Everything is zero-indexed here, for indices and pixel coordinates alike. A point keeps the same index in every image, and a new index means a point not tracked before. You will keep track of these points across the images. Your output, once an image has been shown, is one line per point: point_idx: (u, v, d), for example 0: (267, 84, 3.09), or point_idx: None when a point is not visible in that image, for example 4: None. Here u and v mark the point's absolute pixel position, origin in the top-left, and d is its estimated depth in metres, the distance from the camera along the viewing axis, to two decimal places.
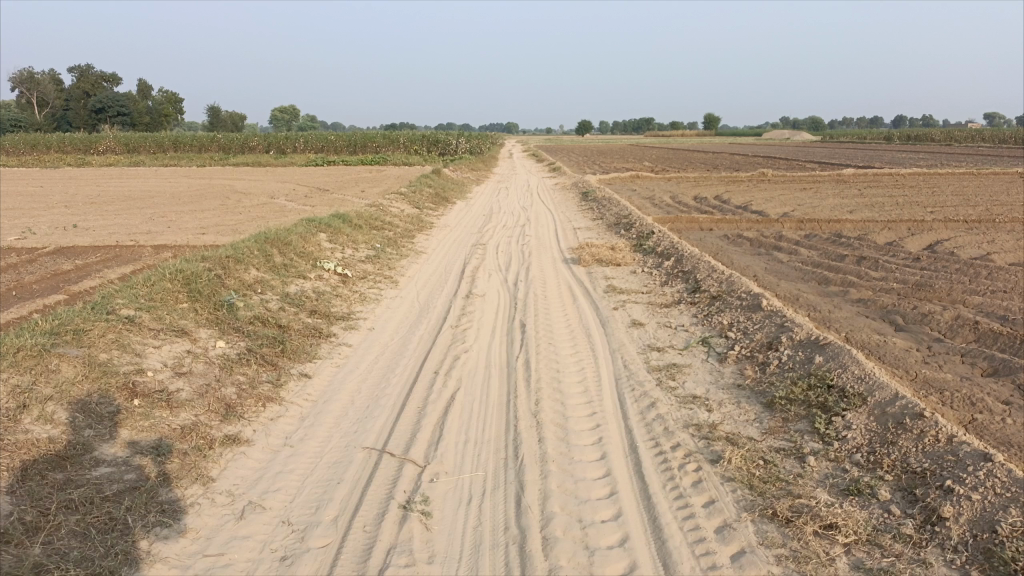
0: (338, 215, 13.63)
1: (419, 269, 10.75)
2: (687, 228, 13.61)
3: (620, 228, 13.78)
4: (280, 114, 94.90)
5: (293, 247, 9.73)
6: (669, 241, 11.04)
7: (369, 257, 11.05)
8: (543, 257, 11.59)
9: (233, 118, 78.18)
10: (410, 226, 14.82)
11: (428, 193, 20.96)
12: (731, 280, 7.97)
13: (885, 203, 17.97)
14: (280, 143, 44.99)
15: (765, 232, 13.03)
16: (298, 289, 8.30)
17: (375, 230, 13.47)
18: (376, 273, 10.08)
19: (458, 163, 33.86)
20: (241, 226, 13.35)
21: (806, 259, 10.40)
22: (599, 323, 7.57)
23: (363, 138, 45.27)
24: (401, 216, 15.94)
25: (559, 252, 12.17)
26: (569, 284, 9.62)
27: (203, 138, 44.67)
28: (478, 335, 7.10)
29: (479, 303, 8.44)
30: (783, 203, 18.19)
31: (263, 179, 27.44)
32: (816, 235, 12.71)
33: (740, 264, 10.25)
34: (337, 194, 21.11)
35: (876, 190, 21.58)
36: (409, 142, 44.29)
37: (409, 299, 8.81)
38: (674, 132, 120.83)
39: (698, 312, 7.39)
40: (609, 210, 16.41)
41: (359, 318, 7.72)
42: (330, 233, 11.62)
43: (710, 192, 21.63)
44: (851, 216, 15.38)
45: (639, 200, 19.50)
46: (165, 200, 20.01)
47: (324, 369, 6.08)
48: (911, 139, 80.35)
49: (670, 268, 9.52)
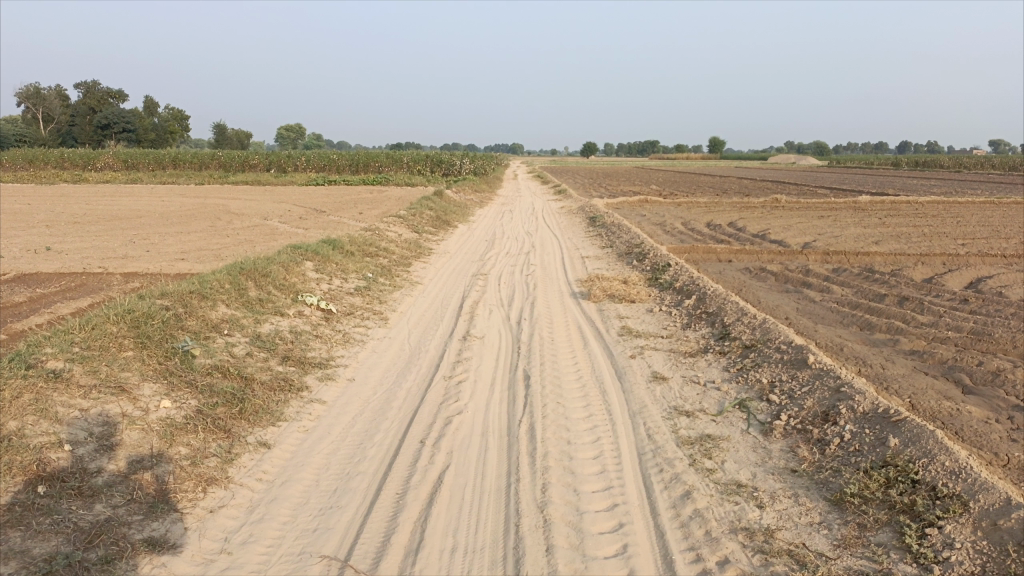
0: (329, 240, 12.70)
1: (413, 303, 9.75)
2: (703, 259, 12.64)
3: (631, 258, 12.81)
4: (285, 132, 94.76)
5: (271, 277, 8.77)
6: (688, 275, 10.05)
7: (358, 288, 10.08)
8: (549, 291, 10.61)
9: (239, 136, 78.03)
10: (407, 253, 13.88)
11: (428, 216, 20.04)
12: (766, 326, 6.99)
13: (911, 234, 16.97)
14: (281, 161, 44.24)
15: (790, 266, 12.04)
16: (271, 330, 7.31)
17: (368, 257, 12.51)
18: (364, 308, 9.10)
19: (462, 185, 33.02)
20: (223, 251, 12.42)
21: (840, 298, 9.42)
22: (614, 374, 6.56)
23: (365, 158, 44.52)
24: (399, 241, 15.02)
25: (567, 284, 11.19)
26: (579, 324, 8.63)
27: (204, 156, 44.08)
28: (474, 390, 6.10)
29: (477, 346, 7.45)
30: (802, 232, 17.22)
31: (259, 198, 26.59)
32: (845, 270, 11.72)
33: (767, 303, 9.26)
34: (333, 215, 20.19)
35: (897, 219, 20.61)
36: (413, 163, 43.70)
37: (398, 340, 7.80)
38: (679, 156, 120.46)
39: (730, 366, 6.38)
40: (619, 238, 15.46)
41: (338, 366, 6.73)
42: (317, 260, 10.67)
43: (723, 219, 20.69)
44: (879, 249, 14.40)
45: (649, 226, 18.58)
46: (154, 220, 19.15)
47: (288, 436, 5.08)
48: (919, 164, 79.62)
49: (692, 308, 8.53)
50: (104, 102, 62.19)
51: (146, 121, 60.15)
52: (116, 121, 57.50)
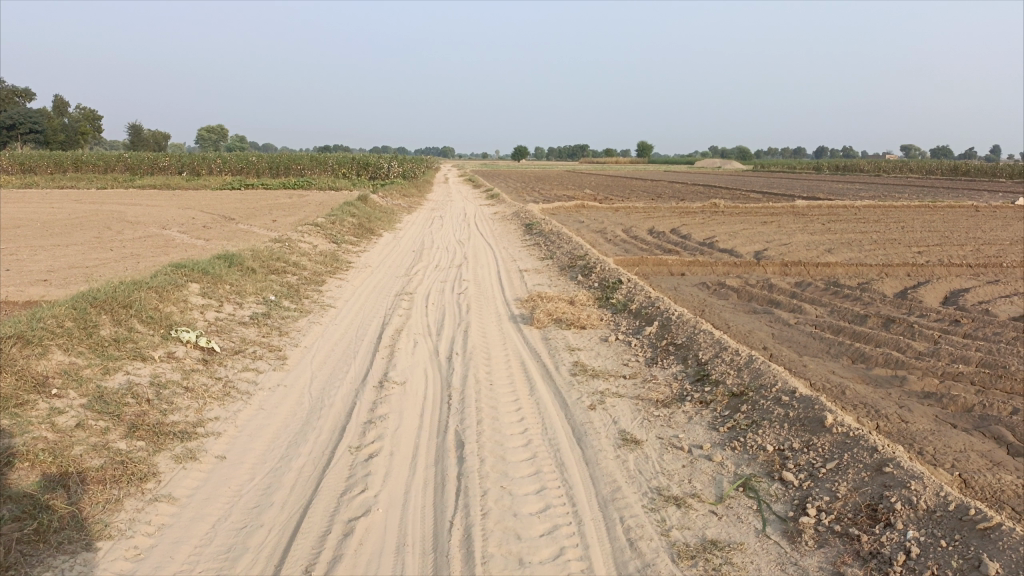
0: (227, 255, 10.91)
1: (322, 333, 8.09)
2: (655, 272, 11.36)
3: (574, 271, 11.46)
4: (205, 133, 90.58)
5: (136, 308, 7.00)
6: (645, 294, 8.70)
7: (254, 315, 8.39)
8: (484, 314, 9.12)
9: (156, 137, 74.08)
10: (321, 268, 12.17)
11: (350, 224, 18.26)
12: (754, 364, 5.64)
13: (863, 241, 16.14)
14: (194, 164, 41.41)
15: (750, 279, 10.85)
16: (122, 386, 5.58)
17: (273, 275, 10.75)
18: (257, 344, 7.39)
19: (389, 189, 31.23)
20: (98, 271, 10.46)
21: (817, 320, 8.23)
22: (572, 436, 5.10)
23: (286, 161, 42.13)
24: (313, 253, 13.29)
25: (505, 304, 9.72)
26: (521, 358, 7.17)
27: (109, 158, 40.97)
28: (389, 470, 4.54)
29: (396, 397, 5.88)
30: (750, 240, 16.18)
31: (162, 204, 24.20)
32: (810, 284, 10.58)
33: (738, 327, 7.96)
34: (243, 224, 18.19)
35: (842, 224, 19.86)
36: (337, 166, 41.66)
37: (296, 390, 6.16)
38: (608, 159, 120.89)
39: (718, 424, 4.99)
40: (560, 248, 14.07)
41: (207, 437, 5.06)
42: (206, 282, 8.90)
43: (666, 224, 19.62)
44: (836, 258, 13.45)
45: (589, 233, 17.33)
46: (34, 230, 16.83)
47: (106, 570, 3.43)
48: (840, 169, 81.51)
49: (655, 339, 7.15)
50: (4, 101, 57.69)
51: (52, 122, 55.94)
52: (21, 121, 53.30)
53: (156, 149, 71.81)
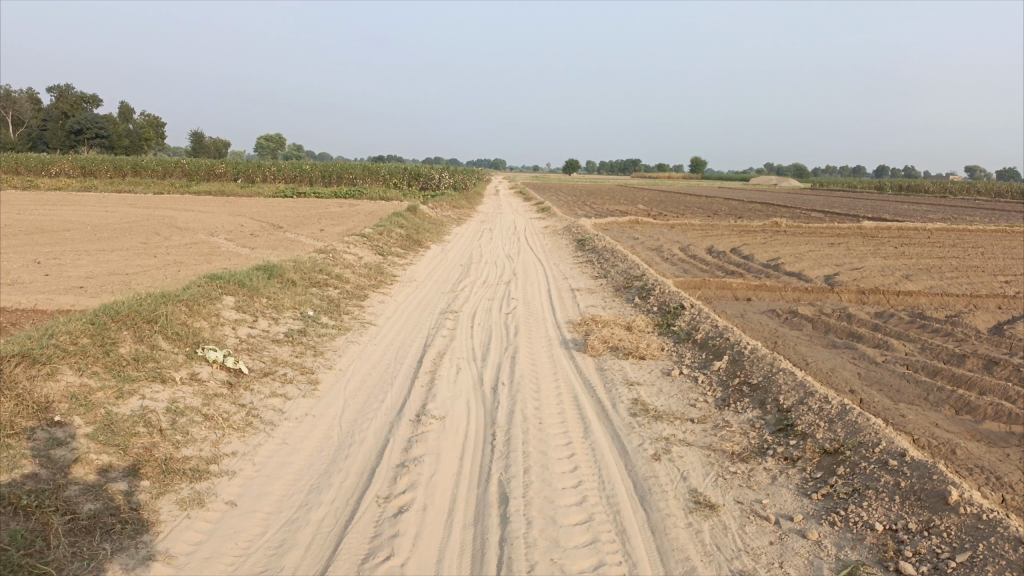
0: (267, 266, 10.47)
1: (360, 355, 7.50)
2: (718, 297, 10.54)
3: (631, 293, 10.71)
4: (265, 141, 92.48)
5: (161, 323, 6.52)
6: (711, 323, 7.92)
7: (289, 333, 7.87)
8: (534, 338, 8.44)
9: (217, 144, 75.67)
10: (365, 281, 11.67)
11: (398, 236, 17.79)
12: (850, 416, 4.84)
13: (943, 267, 14.99)
14: (249, 171, 41.78)
15: (823, 308, 9.96)
16: (134, 413, 5.05)
17: (313, 288, 10.27)
18: (289, 365, 6.84)
19: (440, 200, 30.91)
20: (135, 280, 10.11)
21: (906, 359, 7.34)
22: (634, 495, 4.37)
23: (338, 170, 42.22)
24: (357, 265, 12.82)
25: (556, 328, 9.03)
26: (574, 392, 6.46)
27: (168, 164, 41.68)
28: (421, 530, 3.89)
29: (434, 435, 5.22)
30: (819, 264, 15.17)
31: (214, 211, 24.19)
32: (892, 316, 9.63)
33: (818, 364, 7.12)
34: (290, 233, 17.88)
35: (916, 248, 18.63)
36: (389, 176, 41.64)
37: (325, 421, 5.55)
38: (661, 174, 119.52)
39: (810, 490, 4.22)
40: (615, 266, 13.31)
41: (219, 477, 4.48)
42: (241, 295, 8.43)
43: (725, 244, 18.72)
44: (915, 285, 12.41)
45: (645, 251, 16.54)
46: (84, 234, 16.79)
47: None
48: (903, 189, 78.76)
49: (725, 376, 6.37)
50: (74, 107, 59.53)
51: (118, 128, 57.38)
52: (89, 127, 54.76)
53: (216, 155, 73.34)
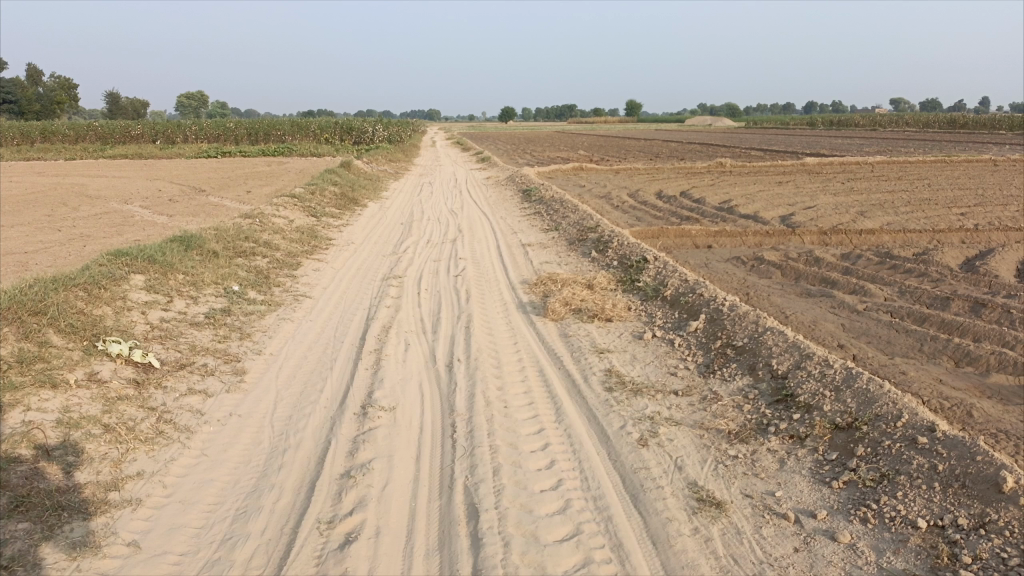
0: (185, 237, 9.42)
1: (294, 335, 6.64)
2: (679, 245, 9.94)
3: (586, 247, 10.03)
4: (186, 100, 88.03)
5: (52, 315, 5.55)
6: (679, 277, 7.29)
7: (210, 313, 6.94)
8: (487, 304, 7.69)
9: (136, 104, 71.61)
10: (298, 247, 10.70)
11: (332, 195, 16.66)
12: (858, 382, 4.25)
13: (896, 202, 14.70)
14: (169, 132, 39.38)
15: (789, 252, 9.45)
16: (14, 430, 4.14)
17: (239, 259, 9.29)
18: (210, 352, 5.95)
19: (376, 154, 29.61)
20: (33, 260, 8.96)
21: (889, 305, 6.85)
22: (625, 494, 3.70)
23: (266, 127, 40.16)
24: (289, 230, 11.80)
25: (511, 290, 8.28)
26: (539, 366, 5.75)
27: (79, 127, 38.93)
28: (374, 565, 3.15)
29: (383, 433, 4.46)
30: (772, 204, 14.73)
31: (130, 176, 22.50)
32: (861, 257, 9.17)
33: (798, 317, 6.55)
34: (214, 197, 16.59)
35: (864, 183, 18.40)
36: (321, 131, 39.82)
37: (253, 423, 4.72)
38: (598, 119, 118.74)
39: (828, 477, 3.64)
40: (566, 217, 12.58)
41: (121, 509, 3.64)
42: (153, 273, 7.43)
43: (674, 188, 18.18)
44: (874, 222, 12.04)
45: (593, 199, 15.87)
46: None
47: None
48: (836, 124, 79.77)
49: (704, 337, 5.74)
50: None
51: (26, 91, 53.50)
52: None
53: (135, 117, 69.47)
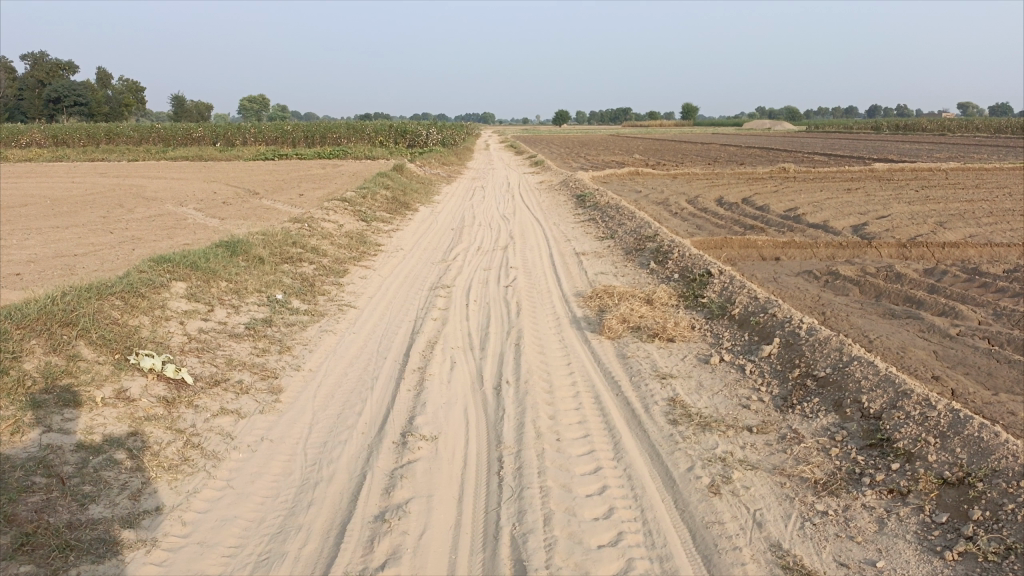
0: (232, 242, 9.21)
1: (336, 349, 6.30)
2: (744, 257, 9.34)
3: (645, 257, 9.51)
4: (248, 103, 89.93)
5: (84, 326, 5.30)
6: (748, 293, 6.73)
7: (250, 323, 6.65)
8: (539, 318, 7.24)
9: (200, 107, 73.35)
10: (346, 253, 10.43)
11: (383, 199, 16.43)
12: (968, 429, 3.69)
13: (977, 212, 13.77)
14: (228, 134, 39.96)
15: (865, 266, 8.77)
16: (30, 455, 3.84)
17: (285, 265, 9.03)
18: (246, 367, 5.64)
19: (429, 157, 29.47)
20: (81, 263, 8.85)
21: (985, 330, 6.18)
22: (697, 555, 3.22)
23: (322, 129, 40.45)
24: (337, 235, 11.55)
25: (564, 304, 7.82)
26: (595, 392, 5.28)
27: (143, 129, 39.85)
28: None
29: (423, 467, 4.05)
30: (842, 213, 13.92)
31: (186, 178, 22.70)
32: (946, 273, 8.44)
33: (884, 342, 5.93)
34: (266, 200, 16.53)
35: (939, 191, 17.36)
36: (375, 133, 39.98)
37: (285, 449, 4.37)
38: (653, 122, 117.31)
39: (939, 546, 3.13)
40: (623, 225, 12.05)
41: (134, 550, 3.30)
42: (195, 280, 7.20)
43: (735, 194, 17.46)
44: (956, 234, 11.21)
45: (650, 206, 15.30)
46: (41, 209, 15.41)
47: None
48: (902, 129, 77.02)
49: (779, 364, 5.19)
50: (48, 74, 57.12)
51: (96, 95, 55.09)
52: (65, 95, 52.53)
53: (198, 119, 71.18)
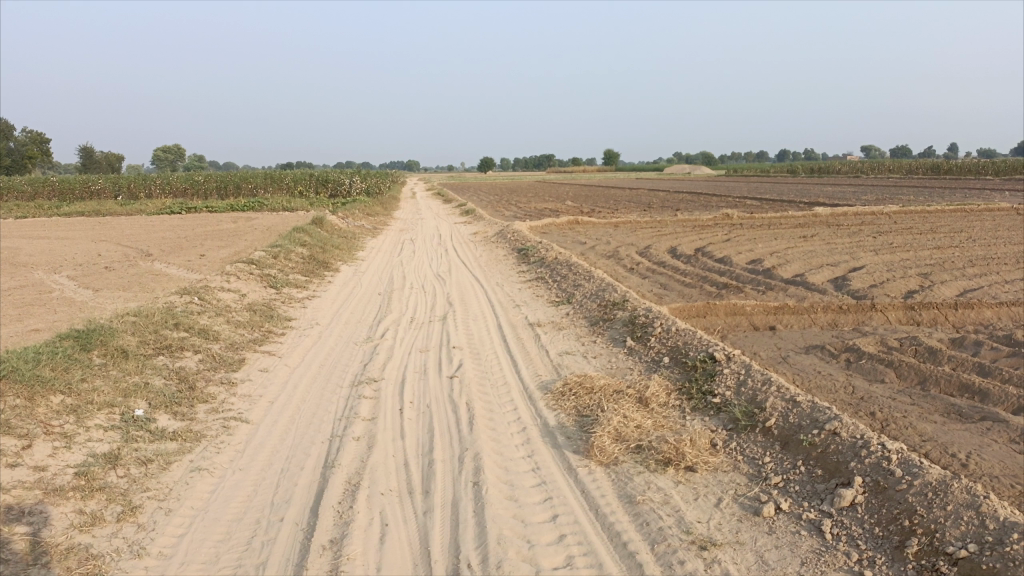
0: (88, 330, 7.04)
1: (210, 505, 4.27)
2: (735, 329, 7.74)
3: (617, 331, 7.80)
4: (163, 153, 86.05)
5: None
6: (779, 391, 5.05)
7: (83, 467, 4.54)
8: (500, 432, 5.36)
9: (111, 159, 69.45)
10: (245, 334, 8.36)
11: (297, 259, 14.34)
12: None
13: (953, 260, 12.74)
14: (133, 186, 36.93)
15: (882, 336, 7.30)
16: None
17: (159, 359, 6.92)
18: (55, 559, 3.54)
19: (352, 207, 27.50)
20: None
21: None
22: None
23: (237, 179, 37.89)
24: (238, 309, 9.47)
25: (529, 404, 5.97)
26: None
27: (36, 182, 36.45)
28: None
29: None
30: (813, 265, 12.64)
31: (73, 237, 20.01)
32: (981, 342, 7.04)
33: (983, 463, 4.31)
34: (160, 262, 14.22)
35: (898, 237, 16.47)
36: (294, 183, 37.74)
37: None
38: (577, 168, 118.31)
39: None
40: (579, 287, 10.38)
41: None
42: (9, 400, 5.04)
43: (688, 244, 16.15)
44: (952, 289, 9.98)
45: (601, 260, 13.77)
46: None
47: None
48: (817, 172, 79.23)
49: (880, 528, 3.47)
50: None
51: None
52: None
53: (107, 170, 67.13)
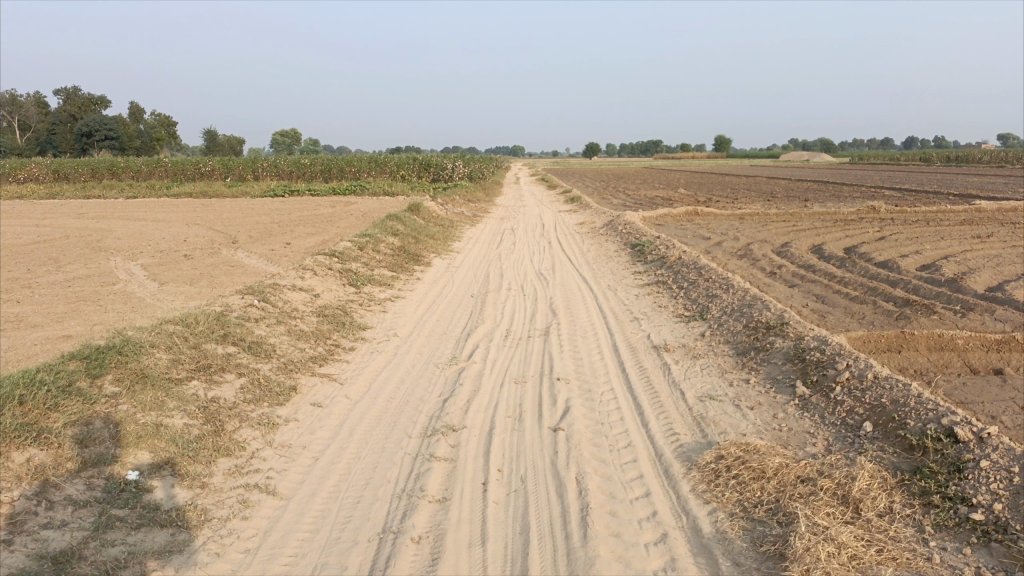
0: (110, 344, 5.69)
1: None
2: (947, 373, 5.60)
3: (780, 369, 5.82)
4: (278, 137, 88.17)
5: None
6: None
7: None
8: (631, 544, 3.55)
9: (231, 142, 71.40)
10: (307, 350, 6.89)
11: (387, 250, 12.92)
12: None
13: None
14: (241, 168, 36.95)
15: None
16: None
17: (189, 386, 5.49)
18: None
19: (453, 193, 26.13)
20: None
21: None
22: None
23: (341, 162, 37.35)
24: (307, 314, 8.04)
25: (668, 488, 4.11)
26: None
27: (152, 163, 37.05)
28: None
29: None
30: (1007, 275, 10.10)
31: (170, 220, 19.46)
32: None
33: None
34: (242, 251, 13.10)
35: None
36: (397, 168, 36.83)
37: None
38: (687, 154, 113.93)
39: None
40: (716, 298, 8.38)
41: None
42: None
43: (834, 242, 13.75)
44: None
45: (734, 261, 11.66)
46: None
47: None
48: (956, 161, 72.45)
49: None
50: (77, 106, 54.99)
51: (126, 128, 52.32)
52: (95, 127, 49.72)
53: (227, 152, 69.00)
